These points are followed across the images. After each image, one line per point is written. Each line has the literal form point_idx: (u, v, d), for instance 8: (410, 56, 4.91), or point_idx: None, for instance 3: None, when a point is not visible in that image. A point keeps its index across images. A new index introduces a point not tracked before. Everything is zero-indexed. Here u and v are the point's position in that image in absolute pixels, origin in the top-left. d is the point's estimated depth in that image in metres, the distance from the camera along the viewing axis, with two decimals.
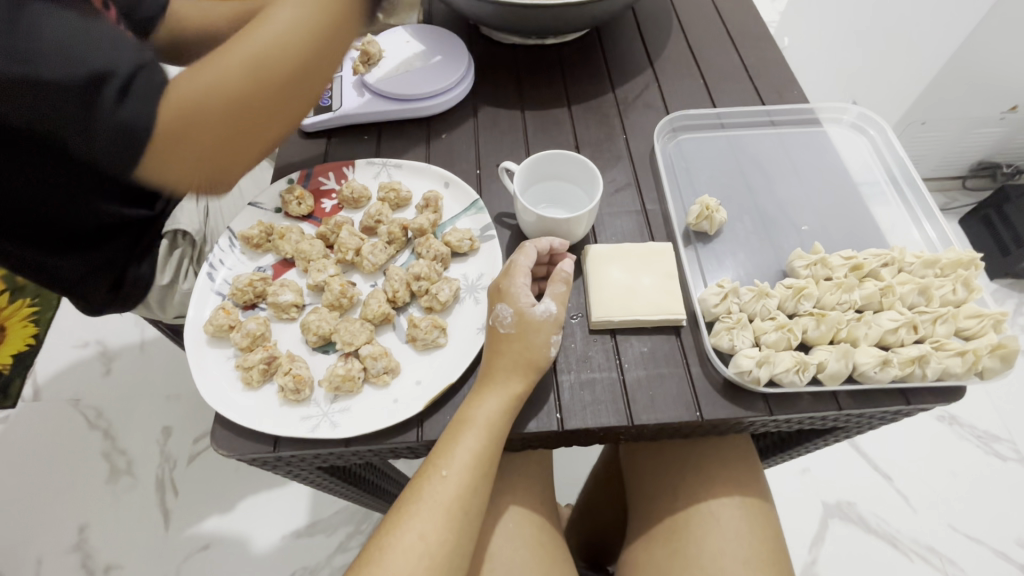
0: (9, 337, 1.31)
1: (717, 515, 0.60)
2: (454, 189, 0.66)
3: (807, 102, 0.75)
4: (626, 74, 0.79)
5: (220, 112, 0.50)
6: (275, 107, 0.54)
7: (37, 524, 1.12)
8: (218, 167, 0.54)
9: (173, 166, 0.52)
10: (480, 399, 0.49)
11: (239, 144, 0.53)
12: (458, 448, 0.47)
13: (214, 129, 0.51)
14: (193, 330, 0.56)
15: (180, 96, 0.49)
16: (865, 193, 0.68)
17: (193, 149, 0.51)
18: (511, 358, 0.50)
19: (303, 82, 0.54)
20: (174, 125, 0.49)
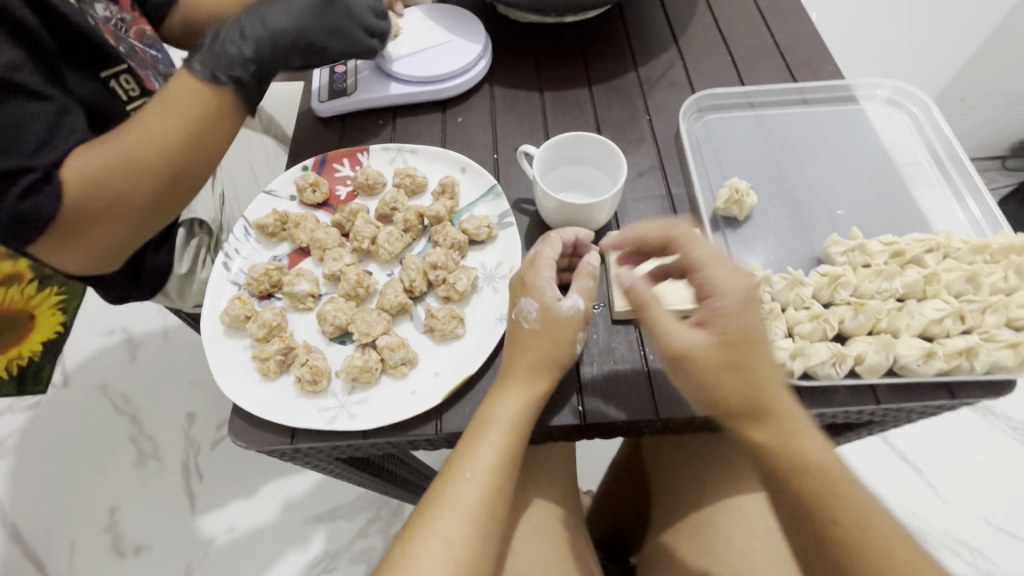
0: (38, 326, 1.33)
1: (744, 511, 0.59)
2: (471, 174, 0.64)
3: (843, 78, 0.70)
4: (649, 52, 0.76)
5: (115, 197, 0.52)
6: (169, 183, 0.54)
7: (69, 507, 1.15)
8: (109, 249, 0.56)
9: (81, 248, 0.54)
10: (501, 395, 0.48)
11: (134, 223, 0.54)
12: (480, 447, 0.46)
13: (107, 212, 0.52)
14: (210, 321, 0.55)
15: (76, 189, 0.50)
16: (906, 169, 0.64)
17: (96, 232, 0.53)
18: (533, 352, 0.48)
19: (179, 169, 0.54)
20: (73, 212, 0.51)
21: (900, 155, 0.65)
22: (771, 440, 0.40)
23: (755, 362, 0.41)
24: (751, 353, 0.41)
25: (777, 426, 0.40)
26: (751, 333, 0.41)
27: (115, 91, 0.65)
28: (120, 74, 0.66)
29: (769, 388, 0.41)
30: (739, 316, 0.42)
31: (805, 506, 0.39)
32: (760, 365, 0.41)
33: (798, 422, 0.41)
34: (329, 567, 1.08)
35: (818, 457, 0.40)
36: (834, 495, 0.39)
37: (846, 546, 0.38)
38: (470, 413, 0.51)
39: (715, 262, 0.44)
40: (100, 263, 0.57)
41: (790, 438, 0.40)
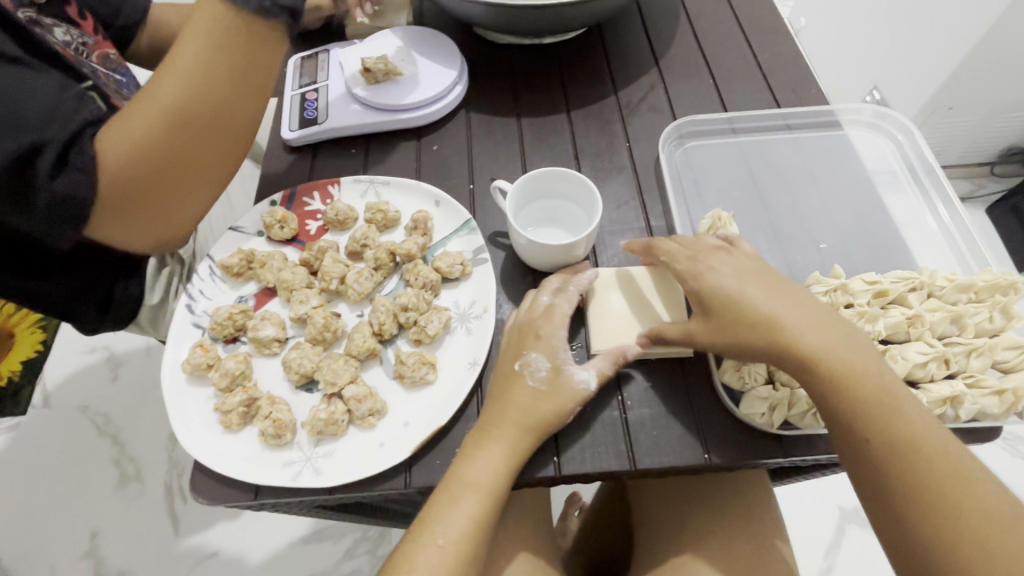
0: (17, 345, 1.30)
1: (727, 550, 0.57)
2: (445, 208, 0.62)
3: (826, 103, 0.69)
4: (629, 75, 0.74)
5: (163, 159, 0.49)
6: (218, 131, 0.51)
7: (48, 531, 1.12)
8: (160, 224, 0.54)
9: (132, 226, 0.52)
10: (474, 456, 0.46)
11: (182, 187, 0.52)
12: (455, 512, 0.44)
13: (156, 178, 0.50)
14: (171, 369, 0.53)
15: (118, 157, 0.47)
16: (883, 187, 0.63)
17: (146, 203, 0.51)
18: (506, 411, 0.47)
19: (237, 101, 0.51)
20: (119, 184, 0.48)
21: (885, 184, 0.64)
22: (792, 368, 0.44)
23: (751, 311, 0.45)
24: (738, 318, 0.46)
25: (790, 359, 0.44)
26: (735, 295, 0.46)
27: None
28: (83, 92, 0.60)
29: (778, 328, 0.45)
30: (711, 285, 0.47)
31: (835, 421, 0.43)
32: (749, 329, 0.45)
33: (823, 347, 0.44)
34: None
35: (845, 378, 0.43)
36: (866, 411, 0.42)
37: (877, 450, 0.41)
38: (440, 466, 0.49)
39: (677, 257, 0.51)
40: (157, 242, 0.56)
41: (816, 365, 0.43)
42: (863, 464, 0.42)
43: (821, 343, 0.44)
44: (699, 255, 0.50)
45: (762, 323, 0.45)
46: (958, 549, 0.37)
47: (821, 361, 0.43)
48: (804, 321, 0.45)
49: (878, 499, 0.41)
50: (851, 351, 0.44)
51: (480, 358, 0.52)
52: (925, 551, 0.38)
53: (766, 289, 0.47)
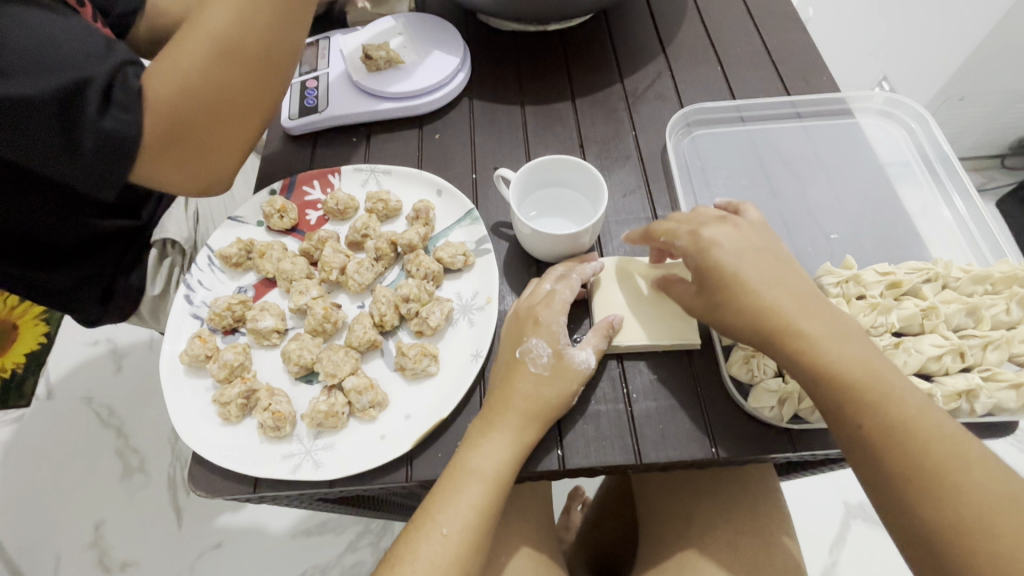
0: (21, 337, 1.30)
1: (733, 546, 0.56)
2: (447, 197, 0.61)
3: (837, 90, 0.67)
4: (635, 62, 0.73)
5: (213, 91, 0.49)
6: (262, 68, 0.52)
7: (53, 522, 1.12)
8: (200, 168, 0.52)
9: (172, 169, 0.51)
10: (478, 445, 0.45)
11: (227, 125, 0.52)
12: (458, 501, 0.44)
13: (204, 111, 0.49)
14: (170, 360, 0.52)
15: (168, 88, 0.47)
16: (896, 177, 0.62)
17: (191, 141, 0.50)
18: (510, 402, 0.46)
19: (281, 39, 0.52)
20: (168, 115, 0.48)
21: (898, 173, 0.62)
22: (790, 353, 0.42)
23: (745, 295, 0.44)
24: (732, 300, 0.44)
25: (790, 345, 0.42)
26: (732, 275, 0.44)
27: None
28: None
29: (776, 314, 0.43)
30: (704, 262, 0.45)
31: (830, 409, 0.41)
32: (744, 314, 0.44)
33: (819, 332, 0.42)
34: None
35: (841, 365, 0.41)
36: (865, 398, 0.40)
37: (873, 437, 0.40)
38: (442, 459, 0.48)
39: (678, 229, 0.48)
40: (190, 189, 0.54)
41: (814, 349, 0.42)
42: (864, 452, 0.40)
43: (818, 327, 0.42)
44: (701, 227, 0.47)
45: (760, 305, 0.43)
46: (963, 531, 0.36)
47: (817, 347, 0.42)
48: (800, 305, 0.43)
49: (883, 486, 0.40)
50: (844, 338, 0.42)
51: (483, 350, 0.51)
52: (934, 539, 0.37)
53: (764, 270, 0.44)
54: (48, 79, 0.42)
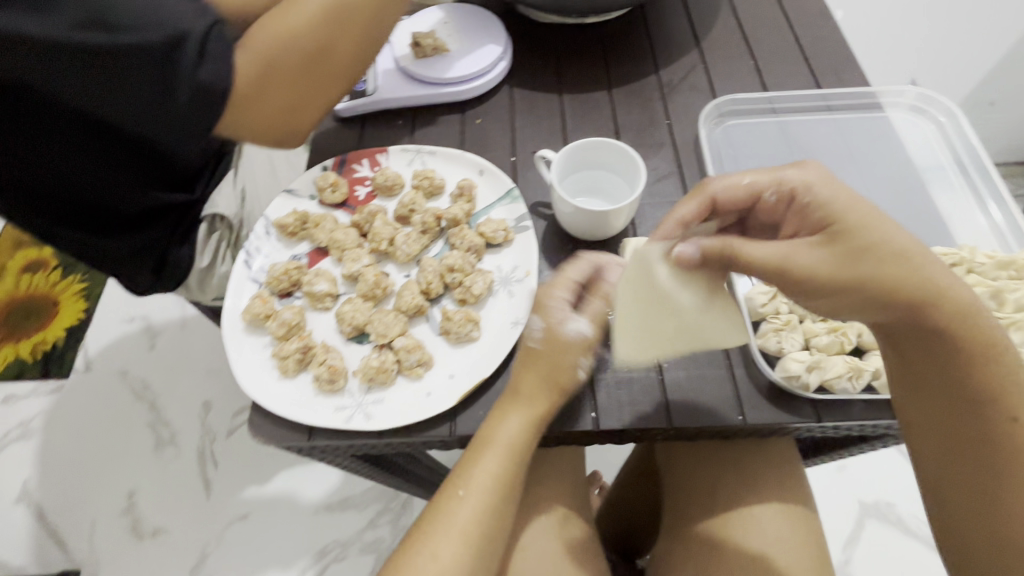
0: (61, 311, 1.34)
1: (755, 516, 0.59)
2: (489, 177, 0.64)
3: (868, 84, 0.69)
4: (670, 55, 0.75)
5: (311, 51, 0.55)
6: (353, 37, 0.57)
7: (90, 488, 1.15)
8: (283, 121, 0.57)
9: (258, 116, 0.55)
10: (502, 415, 0.49)
11: (315, 85, 0.57)
12: (502, 450, 0.48)
13: (299, 66, 0.55)
14: (231, 319, 0.56)
15: (273, 41, 0.53)
16: (928, 177, 0.63)
17: (281, 93, 0.55)
18: (536, 377, 0.49)
19: (376, 16, 0.58)
20: (267, 64, 0.53)
21: (925, 165, 0.64)
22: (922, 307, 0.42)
23: (882, 246, 0.42)
24: (869, 254, 0.42)
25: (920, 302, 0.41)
26: (870, 227, 0.42)
27: None
28: None
29: (900, 272, 0.41)
30: (835, 210, 0.43)
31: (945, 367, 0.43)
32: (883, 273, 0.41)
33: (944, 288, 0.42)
34: (339, 556, 1.07)
35: (956, 322, 0.42)
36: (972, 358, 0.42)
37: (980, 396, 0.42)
38: (482, 417, 0.52)
39: (740, 186, 0.49)
40: (269, 140, 0.59)
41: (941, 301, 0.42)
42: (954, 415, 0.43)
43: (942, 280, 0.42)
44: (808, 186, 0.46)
45: (895, 258, 0.42)
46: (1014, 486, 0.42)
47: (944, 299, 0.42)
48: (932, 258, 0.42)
49: (954, 444, 0.44)
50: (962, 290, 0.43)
51: (522, 319, 0.55)
52: (993, 492, 0.43)
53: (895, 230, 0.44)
54: (155, 28, 0.47)
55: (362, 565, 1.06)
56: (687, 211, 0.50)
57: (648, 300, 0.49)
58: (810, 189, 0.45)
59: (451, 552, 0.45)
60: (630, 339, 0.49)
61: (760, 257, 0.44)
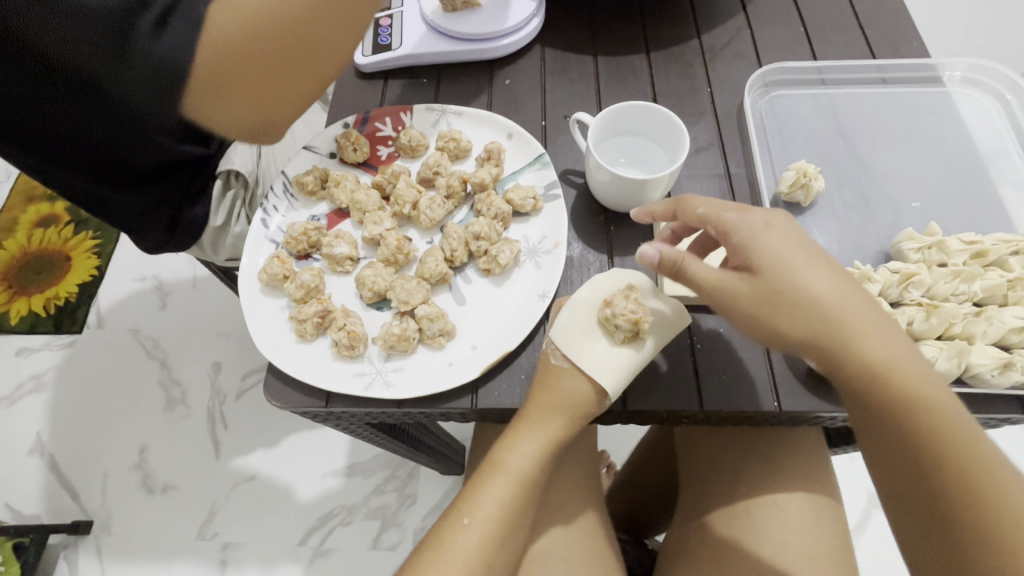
0: (73, 267, 1.32)
1: (781, 505, 0.57)
2: (518, 141, 0.61)
3: (927, 56, 0.64)
4: (714, 17, 0.70)
5: (271, 22, 0.47)
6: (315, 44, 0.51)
7: (102, 443, 1.15)
8: (256, 119, 0.54)
9: (225, 116, 0.52)
10: (514, 443, 0.46)
11: (286, 82, 0.52)
12: (532, 430, 0.46)
13: (266, 42, 0.48)
14: (248, 278, 0.54)
15: (231, 21, 0.47)
16: (992, 161, 0.59)
17: (256, 73, 0.50)
18: (553, 400, 0.45)
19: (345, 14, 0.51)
20: (230, 48, 0.47)
21: (988, 145, 0.60)
22: (847, 380, 0.41)
23: (794, 328, 0.41)
24: (785, 301, 0.41)
25: (862, 376, 0.41)
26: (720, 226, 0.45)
27: None
28: None
29: (837, 335, 0.41)
30: (761, 249, 0.42)
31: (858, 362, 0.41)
32: (788, 323, 0.41)
33: (864, 374, 0.40)
34: (344, 521, 1.07)
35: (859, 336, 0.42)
36: (938, 446, 0.39)
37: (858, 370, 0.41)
38: (506, 390, 0.49)
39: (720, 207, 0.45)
40: (259, 123, 0.54)
41: (882, 378, 0.40)
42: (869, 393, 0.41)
43: (884, 352, 0.40)
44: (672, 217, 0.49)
45: (794, 325, 0.41)
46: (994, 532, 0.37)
47: (881, 370, 0.40)
48: (864, 320, 0.41)
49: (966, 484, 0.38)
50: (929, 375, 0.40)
51: (550, 291, 0.52)
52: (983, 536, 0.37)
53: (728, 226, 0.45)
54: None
55: (368, 530, 1.07)
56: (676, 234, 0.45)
57: (597, 334, 0.46)
58: (740, 230, 0.43)
59: (472, 540, 0.44)
60: (605, 372, 0.45)
61: (738, 297, 0.42)
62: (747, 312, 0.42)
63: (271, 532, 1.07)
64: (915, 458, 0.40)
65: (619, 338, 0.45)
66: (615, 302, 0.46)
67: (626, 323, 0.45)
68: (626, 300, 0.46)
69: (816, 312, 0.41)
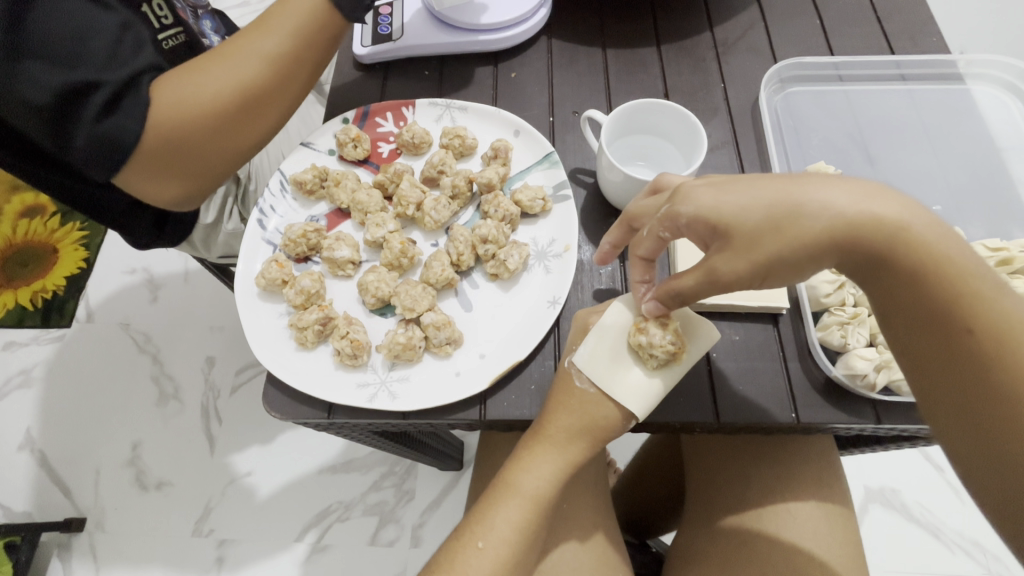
0: (62, 260, 1.28)
1: (792, 513, 0.56)
2: (526, 138, 0.58)
3: (947, 51, 0.62)
4: (728, 8, 0.67)
5: (223, 121, 0.48)
6: (267, 114, 0.51)
7: (93, 440, 1.13)
8: (196, 182, 0.52)
9: (168, 181, 0.50)
10: (525, 460, 0.45)
11: (234, 151, 0.51)
12: (546, 448, 0.44)
13: (210, 137, 0.49)
14: (245, 282, 0.52)
15: (178, 113, 0.46)
16: (1013, 163, 0.57)
17: (194, 159, 0.49)
18: (566, 415, 0.44)
19: (296, 87, 0.52)
20: (172, 137, 0.47)
21: (1008, 141, 0.59)
22: (875, 268, 0.37)
23: (813, 226, 0.36)
24: (770, 230, 0.36)
25: (901, 260, 0.36)
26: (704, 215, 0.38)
27: (148, 17, 0.54)
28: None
29: (859, 223, 0.36)
30: (711, 208, 0.38)
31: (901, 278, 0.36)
32: (789, 250, 0.36)
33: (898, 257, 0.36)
34: (343, 517, 1.06)
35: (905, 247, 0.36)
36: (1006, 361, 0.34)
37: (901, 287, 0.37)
38: (516, 402, 0.47)
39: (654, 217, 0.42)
40: (183, 199, 0.53)
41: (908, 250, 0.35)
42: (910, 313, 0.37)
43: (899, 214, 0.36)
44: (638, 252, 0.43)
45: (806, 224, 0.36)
46: None
47: (905, 240, 0.35)
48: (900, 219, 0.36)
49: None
50: (962, 247, 0.36)
51: (561, 297, 0.50)
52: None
53: (718, 194, 0.38)
54: (58, 77, 0.42)
55: (367, 527, 1.05)
56: (642, 245, 0.42)
57: (626, 361, 0.44)
58: (682, 209, 0.39)
59: (484, 563, 0.42)
60: (632, 397, 0.43)
61: (730, 267, 0.37)
62: (750, 275, 0.37)
63: (268, 530, 1.05)
64: (956, 342, 0.35)
65: (651, 366, 0.44)
66: (651, 331, 0.43)
67: (663, 354, 0.43)
68: (662, 328, 0.43)
69: (813, 205, 0.36)
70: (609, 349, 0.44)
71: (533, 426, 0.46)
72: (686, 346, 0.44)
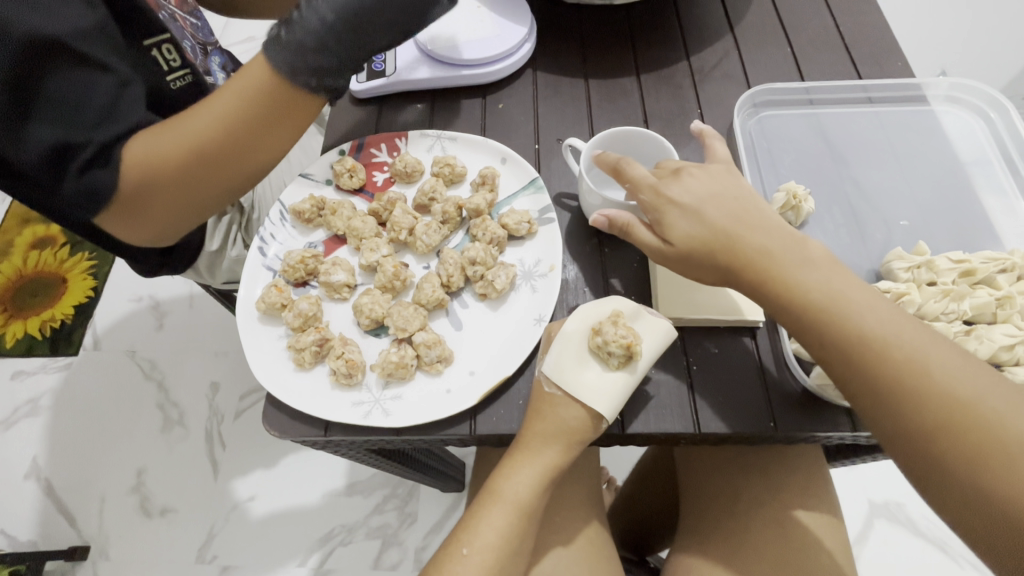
0: (70, 289, 1.31)
1: (781, 523, 0.58)
2: (512, 165, 0.61)
3: (912, 76, 0.66)
4: (702, 39, 0.71)
5: (168, 178, 0.49)
6: (230, 174, 0.53)
7: (99, 467, 1.15)
8: (165, 229, 0.54)
9: (139, 228, 0.53)
10: (511, 471, 0.47)
11: (198, 204, 0.53)
12: (530, 460, 0.46)
13: (171, 195, 0.51)
14: (247, 307, 0.55)
15: (138, 175, 0.48)
16: (977, 178, 0.60)
17: (159, 210, 0.52)
18: (549, 426, 0.46)
19: (260, 149, 0.53)
20: (133, 196, 0.49)
21: (972, 158, 0.61)
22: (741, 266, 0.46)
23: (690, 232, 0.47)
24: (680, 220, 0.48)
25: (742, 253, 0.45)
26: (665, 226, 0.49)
27: (156, 61, 0.59)
28: (161, 43, 0.59)
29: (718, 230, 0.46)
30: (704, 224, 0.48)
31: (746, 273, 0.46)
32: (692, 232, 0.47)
33: (843, 290, 0.42)
34: (345, 541, 1.06)
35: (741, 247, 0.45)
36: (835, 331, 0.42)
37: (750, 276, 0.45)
38: (504, 416, 0.49)
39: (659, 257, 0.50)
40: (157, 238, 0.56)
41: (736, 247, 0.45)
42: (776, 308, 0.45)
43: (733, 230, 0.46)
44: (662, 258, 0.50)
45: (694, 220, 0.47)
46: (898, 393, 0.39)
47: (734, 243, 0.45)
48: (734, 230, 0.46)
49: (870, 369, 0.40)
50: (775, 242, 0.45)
51: (546, 316, 0.52)
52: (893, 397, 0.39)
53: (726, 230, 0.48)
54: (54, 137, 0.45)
55: (369, 549, 1.06)
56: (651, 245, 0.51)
57: (589, 361, 0.47)
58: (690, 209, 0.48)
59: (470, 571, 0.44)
60: (597, 397, 0.45)
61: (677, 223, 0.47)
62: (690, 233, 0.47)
63: (271, 554, 1.06)
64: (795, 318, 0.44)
65: (612, 363, 0.46)
66: (605, 329, 0.46)
67: (617, 349, 0.45)
68: (615, 326, 0.46)
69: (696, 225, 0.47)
70: (568, 354, 0.47)
71: (518, 438, 0.48)
72: (639, 340, 0.46)
